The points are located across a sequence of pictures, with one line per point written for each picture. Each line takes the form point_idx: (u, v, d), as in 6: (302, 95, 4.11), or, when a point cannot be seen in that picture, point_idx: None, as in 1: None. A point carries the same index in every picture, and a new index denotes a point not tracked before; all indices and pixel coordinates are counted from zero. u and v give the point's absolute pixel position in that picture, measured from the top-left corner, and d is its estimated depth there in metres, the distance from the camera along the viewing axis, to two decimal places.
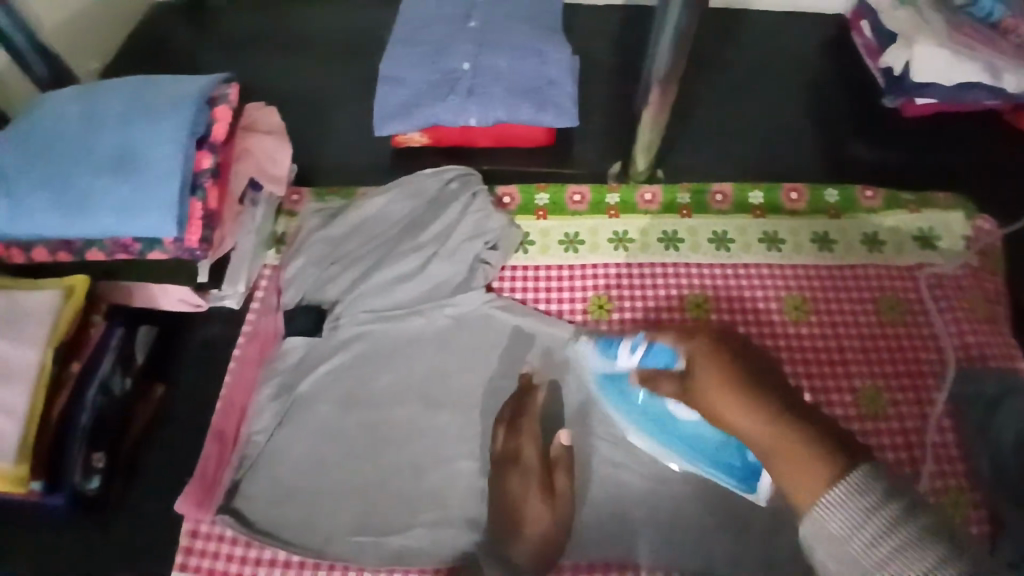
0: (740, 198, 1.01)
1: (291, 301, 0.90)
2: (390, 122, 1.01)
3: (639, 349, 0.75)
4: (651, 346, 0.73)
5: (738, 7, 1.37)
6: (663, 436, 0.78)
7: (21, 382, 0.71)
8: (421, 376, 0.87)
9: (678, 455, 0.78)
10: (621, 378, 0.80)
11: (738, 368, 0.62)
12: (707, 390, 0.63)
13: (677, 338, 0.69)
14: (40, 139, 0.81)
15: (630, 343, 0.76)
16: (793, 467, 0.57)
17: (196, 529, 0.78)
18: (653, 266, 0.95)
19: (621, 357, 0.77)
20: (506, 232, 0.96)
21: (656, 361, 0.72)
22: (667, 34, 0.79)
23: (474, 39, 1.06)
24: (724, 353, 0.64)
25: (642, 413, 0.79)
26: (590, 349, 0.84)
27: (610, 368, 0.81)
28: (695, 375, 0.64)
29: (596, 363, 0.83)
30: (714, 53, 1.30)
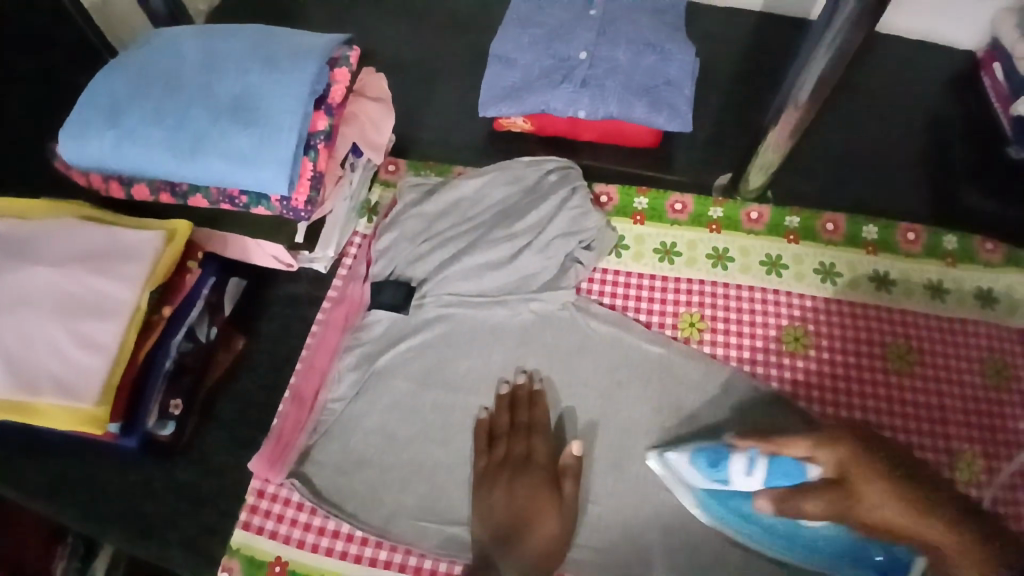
0: (852, 231, 0.96)
1: (380, 272, 0.89)
2: (498, 104, 0.99)
3: (758, 466, 0.69)
4: (772, 460, 0.69)
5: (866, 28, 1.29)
6: (795, 547, 0.72)
7: (115, 320, 0.70)
8: (500, 368, 0.84)
9: (818, 562, 0.71)
10: (734, 495, 0.72)
11: (886, 470, 0.65)
12: (860, 490, 0.65)
13: (813, 445, 0.68)
14: (158, 78, 0.81)
15: (746, 461, 0.69)
16: None
17: (263, 488, 0.78)
18: (751, 289, 0.91)
19: (735, 478, 0.70)
20: (602, 233, 0.93)
21: (783, 478, 0.68)
22: (826, 37, 0.77)
23: (592, 28, 1.02)
24: (869, 459, 0.66)
25: (746, 520, 0.73)
26: (683, 465, 0.74)
27: (715, 487, 0.72)
28: (851, 488, 0.65)
29: (697, 482, 0.74)
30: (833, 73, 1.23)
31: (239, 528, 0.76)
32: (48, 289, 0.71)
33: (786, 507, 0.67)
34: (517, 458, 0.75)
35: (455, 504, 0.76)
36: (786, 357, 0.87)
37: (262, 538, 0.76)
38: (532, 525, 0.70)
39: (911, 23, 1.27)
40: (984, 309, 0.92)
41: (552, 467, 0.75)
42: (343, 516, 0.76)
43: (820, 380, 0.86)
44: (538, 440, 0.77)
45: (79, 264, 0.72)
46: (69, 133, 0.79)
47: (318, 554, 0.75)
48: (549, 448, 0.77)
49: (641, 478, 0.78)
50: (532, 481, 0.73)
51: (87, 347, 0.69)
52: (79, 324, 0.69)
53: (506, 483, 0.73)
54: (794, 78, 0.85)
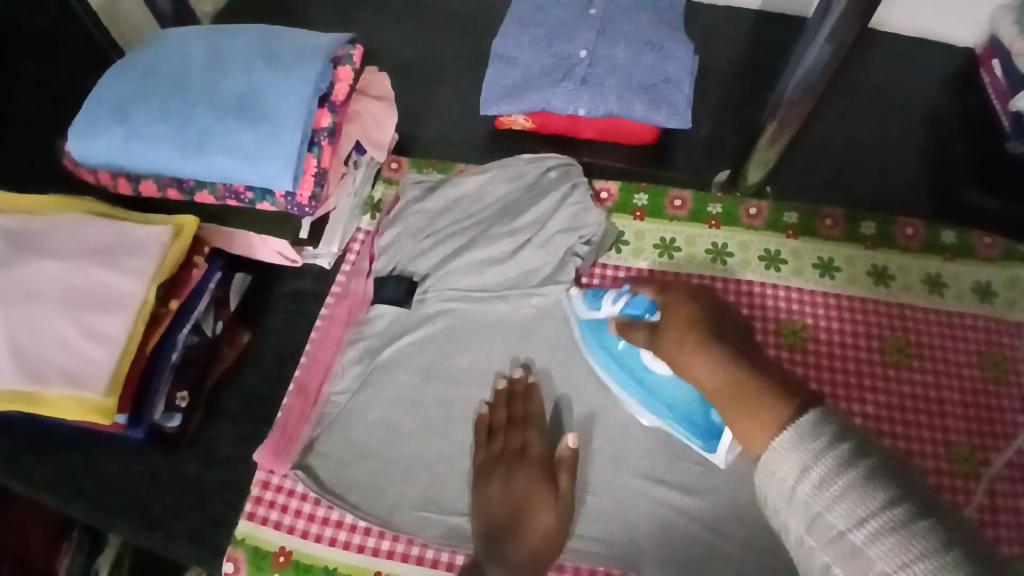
0: (850, 226, 0.97)
1: (383, 268, 0.90)
2: (500, 102, 1.00)
3: (621, 299, 0.78)
4: (635, 296, 0.77)
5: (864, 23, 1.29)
6: (639, 392, 0.79)
7: (122, 313, 0.71)
8: (501, 362, 0.85)
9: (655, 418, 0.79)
10: (603, 328, 0.81)
11: (708, 330, 0.68)
12: (672, 349, 0.69)
13: (658, 292, 0.74)
14: (166, 77, 0.82)
15: (616, 292, 0.79)
16: (742, 419, 0.58)
17: (268, 480, 0.79)
18: (750, 283, 0.92)
19: (603, 307, 0.80)
20: (602, 228, 0.94)
21: (635, 309, 0.76)
22: (824, 31, 0.78)
23: (593, 27, 1.03)
24: (697, 313, 0.70)
25: (618, 364, 0.80)
26: (578, 296, 0.85)
27: (592, 315, 0.82)
28: (664, 326, 0.71)
29: (581, 310, 0.84)
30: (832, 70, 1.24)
31: (244, 519, 0.77)
32: (58, 282, 0.72)
33: (622, 328, 0.77)
34: (512, 453, 0.76)
35: (456, 495, 0.77)
36: (784, 350, 0.88)
37: (266, 529, 0.77)
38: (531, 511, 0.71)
39: (910, 21, 1.27)
40: (981, 303, 0.93)
41: (547, 463, 0.75)
42: (346, 506, 0.77)
43: (818, 373, 0.87)
44: (532, 435, 0.77)
45: (88, 258, 0.74)
46: (78, 130, 0.81)
47: (322, 544, 0.76)
48: (543, 443, 0.77)
49: (639, 469, 0.79)
50: (527, 470, 0.74)
51: (95, 338, 0.70)
52: (88, 316, 0.71)
53: (500, 477, 0.74)
54: (792, 73, 0.86)
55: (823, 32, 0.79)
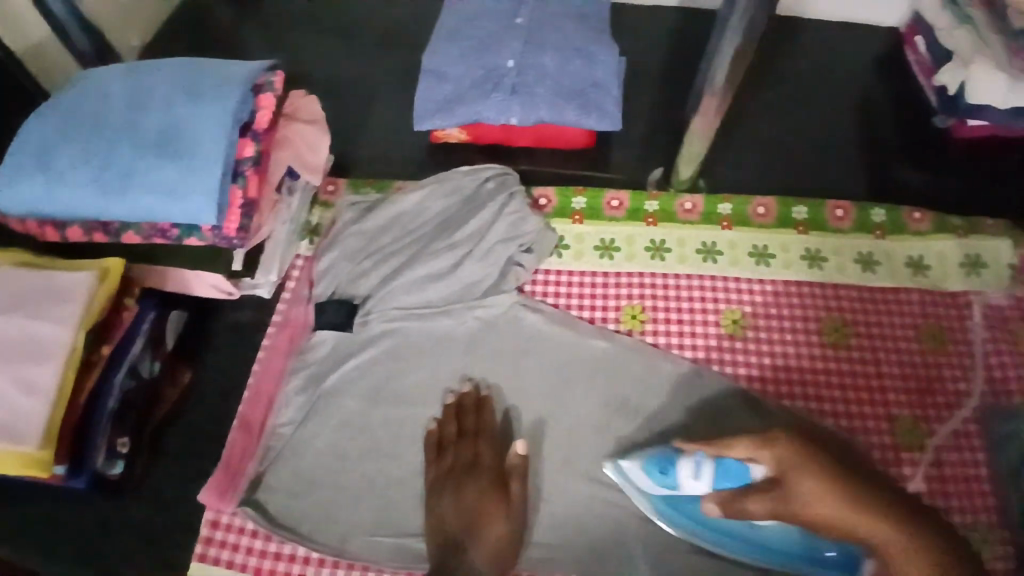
0: (783, 213, 0.99)
1: (322, 293, 0.89)
2: (431, 117, 1.00)
3: (705, 469, 0.71)
4: (719, 462, 0.70)
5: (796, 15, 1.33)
6: (736, 542, 0.74)
7: (51, 362, 0.70)
8: (448, 377, 0.85)
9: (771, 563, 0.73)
10: (690, 500, 0.74)
11: (831, 474, 0.64)
12: (811, 505, 0.63)
13: (758, 446, 0.67)
14: (83, 119, 0.81)
15: (693, 465, 0.71)
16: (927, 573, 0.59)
17: (216, 519, 0.78)
18: (690, 277, 0.93)
19: (686, 483, 0.72)
20: (542, 235, 0.94)
21: (729, 480, 0.69)
22: (732, 27, 0.80)
23: (519, 37, 1.04)
24: (813, 461, 0.65)
25: (713, 527, 0.74)
26: (636, 472, 0.75)
27: (668, 491, 0.74)
28: (793, 488, 0.64)
29: (652, 489, 0.74)
30: (761, 61, 1.26)
31: (195, 561, 0.76)
32: None
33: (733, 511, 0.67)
34: (463, 467, 0.76)
35: (409, 516, 0.77)
36: (726, 340, 0.89)
37: (218, 569, 0.75)
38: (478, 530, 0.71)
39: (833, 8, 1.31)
40: (912, 278, 0.96)
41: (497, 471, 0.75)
42: (300, 539, 0.76)
43: (760, 360, 0.88)
44: (479, 447, 0.77)
45: (11, 308, 0.73)
46: None
47: None
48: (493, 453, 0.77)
49: (591, 473, 0.80)
50: (479, 488, 0.73)
51: (24, 390, 0.69)
52: (15, 368, 0.70)
53: (453, 492, 0.74)
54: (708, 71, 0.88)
55: (735, 26, 0.80)
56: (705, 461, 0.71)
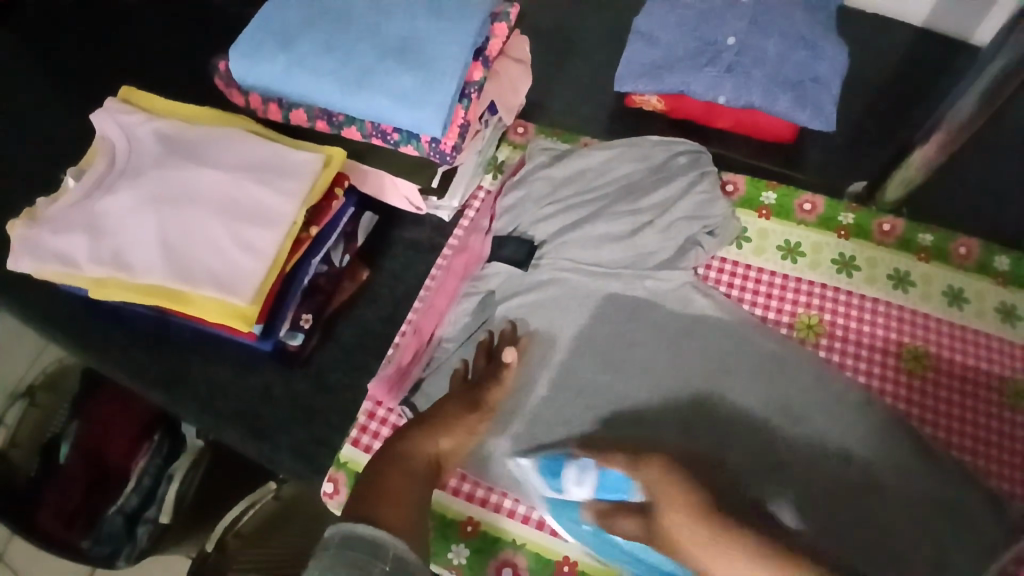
0: (984, 259, 0.93)
1: (503, 228, 0.91)
2: (636, 80, 1.00)
3: (588, 475, 0.72)
4: (602, 474, 0.71)
5: None
6: (625, 556, 0.72)
7: (274, 229, 0.75)
8: (610, 339, 0.86)
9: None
10: (572, 507, 0.73)
11: (706, 512, 0.66)
12: (677, 533, 0.65)
13: (629, 464, 0.71)
14: (332, 12, 0.85)
15: (578, 471, 0.72)
16: None
17: (373, 411, 0.83)
18: (876, 301, 0.89)
19: (569, 488, 0.73)
20: (727, 222, 0.92)
21: (610, 492, 0.70)
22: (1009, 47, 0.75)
23: (744, 15, 1.00)
24: (682, 485, 0.68)
25: (601, 538, 0.73)
26: (533, 468, 0.76)
27: (556, 496, 0.74)
28: (657, 517, 0.67)
29: (543, 491, 0.76)
30: None
31: (348, 444, 0.82)
32: (215, 191, 0.77)
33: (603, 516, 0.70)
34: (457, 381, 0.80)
35: (551, 457, 0.79)
36: (903, 374, 0.85)
37: (368, 456, 0.81)
38: (423, 445, 0.72)
39: None
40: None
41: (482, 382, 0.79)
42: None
43: (932, 403, 0.84)
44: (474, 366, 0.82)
45: (245, 172, 0.78)
46: (242, 50, 0.84)
47: None
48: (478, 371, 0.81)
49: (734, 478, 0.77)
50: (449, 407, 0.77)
51: (246, 249, 0.74)
52: (240, 227, 0.75)
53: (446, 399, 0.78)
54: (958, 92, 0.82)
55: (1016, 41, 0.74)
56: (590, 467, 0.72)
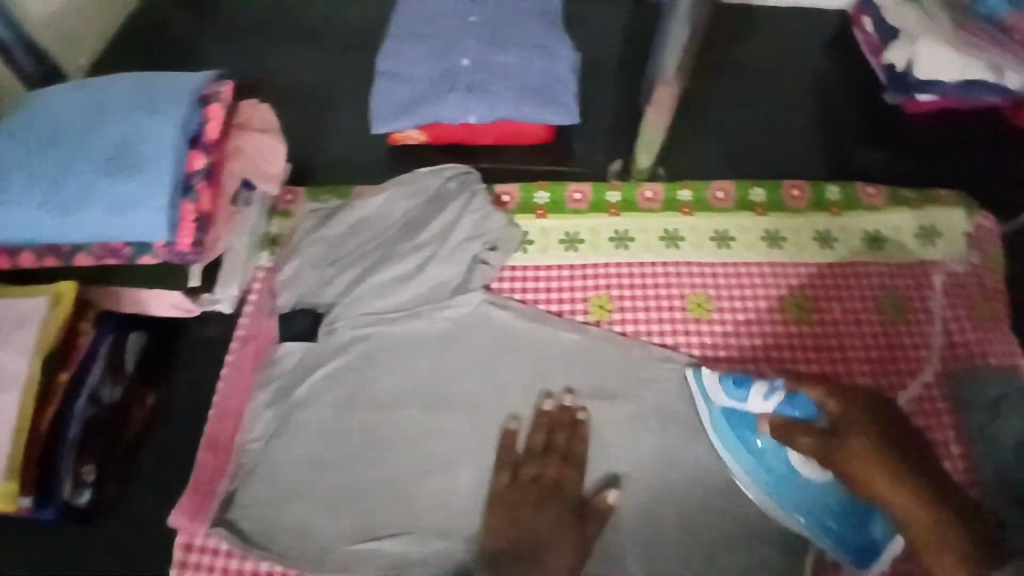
0: (741, 196, 1.01)
1: (286, 304, 0.87)
2: (394, 119, 0.99)
3: (777, 394, 0.76)
4: (794, 393, 0.75)
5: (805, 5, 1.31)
6: (782, 482, 0.76)
7: (11, 392, 0.69)
8: (422, 381, 0.83)
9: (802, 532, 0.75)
10: (746, 422, 0.78)
11: (889, 444, 0.69)
12: (853, 462, 0.69)
13: (829, 391, 0.74)
14: (32, 136, 0.78)
15: (769, 386, 0.76)
16: (925, 545, 0.64)
17: (189, 542, 0.76)
18: (655, 265, 0.95)
19: (755, 399, 0.77)
20: (507, 232, 0.93)
21: (796, 407, 0.75)
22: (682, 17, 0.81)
23: (479, 35, 1.04)
24: (875, 424, 0.71)
25: (759, 463, 0.77)
26: (715, 382, 0.80)
27: (733, 407, 0.78)
28: (845, 438, 0.70)
29: (716, 399, 0.79)
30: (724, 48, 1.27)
31: None
32: None
33: (784, 431, 0.74)
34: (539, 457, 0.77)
35: (387, 518, 0.76)
36: (693, 323, 0.90)
37: None
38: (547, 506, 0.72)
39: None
40: (868, 255, 0.97)
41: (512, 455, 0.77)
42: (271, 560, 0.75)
43: (726, 342, 0.90)
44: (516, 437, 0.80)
45: None
46: None
47: None
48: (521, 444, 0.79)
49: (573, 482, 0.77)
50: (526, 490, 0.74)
51: None
52: None
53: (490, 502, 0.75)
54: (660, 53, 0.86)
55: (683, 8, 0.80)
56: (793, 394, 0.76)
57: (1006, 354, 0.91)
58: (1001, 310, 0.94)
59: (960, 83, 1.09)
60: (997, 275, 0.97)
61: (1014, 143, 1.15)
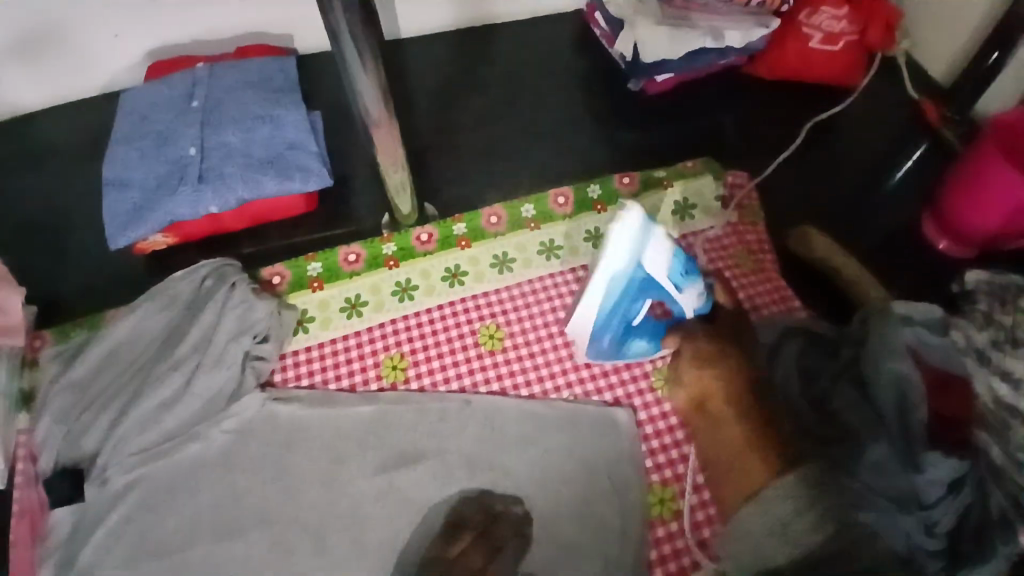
0: (513, 216, 1.01)
1: (48, 465, 0.80)
2: (124, 231, 0.93)
3: (691, 283, 0.79)
4: (695, 277, 0.79)
5: (553, 10, 1.31)
6: (621, 300, 0.80)
7: None
8: (212, 509, 0.79)
9: (599, 314, 0.82)
10: (650, 277, 0.76)
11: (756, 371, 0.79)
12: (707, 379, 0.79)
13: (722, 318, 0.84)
14: None
15: (690, 270, 0.78)
16: (745, 458, 0.74)
17: None
18: (440, 309, 0.94)
19: (669, 273, 0.76)
20: (277, 319, 0.88)
21: (691, 284, 0.79)
22: (351, 59, 0.78)
23: (199, 120, 1.00)
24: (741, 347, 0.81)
25: (620, 295, 0.79)
26: (656, 235, 0.73)
27: (644, 272, 0.76)
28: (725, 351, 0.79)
29: (635, 250, 0.74)
30: (477, 58, 1.26)
31: None
32: None
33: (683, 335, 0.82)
34: None
35: None
36: (488, 357, 0.90)
37: None
38: None
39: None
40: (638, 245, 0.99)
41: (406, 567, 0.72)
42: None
43: (524, 367, 0.89)
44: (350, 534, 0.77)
45: None
46: None
47: None
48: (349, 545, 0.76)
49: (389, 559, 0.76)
50: None
51: None
52: None
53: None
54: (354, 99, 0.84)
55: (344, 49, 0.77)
56: (698, 297, 0.81)
57: (780, 302, 0.93)
58: (771, 262, 0.98)
59: (686, 55, 1.14)
60: (757, 227, 1.02)
61: (754, 95, 1.21)
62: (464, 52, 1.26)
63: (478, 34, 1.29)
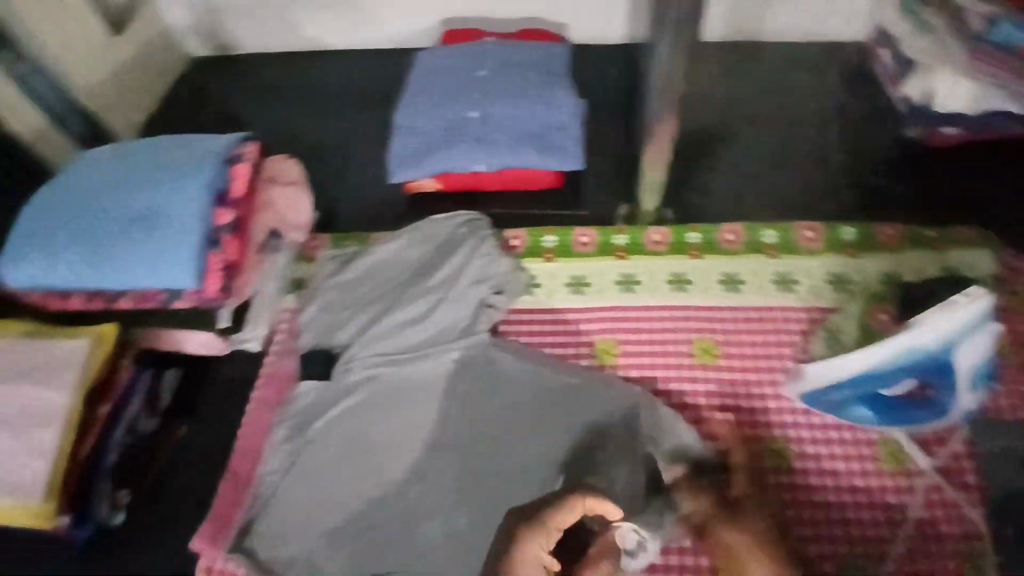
0: (752, 238, 1.01)
1: (306, 344, 0.95)
2: (406, 168, 1.06)
3: (974, 393, 0.80)
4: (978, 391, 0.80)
5: (831, 39, 1.25)
6: (907, 367, 0.78)
7: (52, 425, 0.79)
8: (423, 422, 0.88)
9: (873, 366, 0.79)
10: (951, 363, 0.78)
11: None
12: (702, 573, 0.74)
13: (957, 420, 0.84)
14: (84, 199, 0.90)
15: (980, 383, 0.80)
16: None
17: (210, 566, 0.83)
18: (661, 308, 0.96)
19: (968, 372, 0.78)
20: (513, 276, 0.98)
21: (972, 393, 0.80)
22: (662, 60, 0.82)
23: (483, 87, 1.10)
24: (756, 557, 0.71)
25: (912, 362, 0.78)
26: (981, 331, 0.78)
27: (950, 357, 0.77)
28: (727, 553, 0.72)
29: (960, 331, 0.77)
30: (737, 75, 1.24)
31: None
32: None
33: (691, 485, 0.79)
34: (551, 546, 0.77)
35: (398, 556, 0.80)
36: (699, 370, 0.92)
37: None
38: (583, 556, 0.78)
39: (844, 32, 1.24)
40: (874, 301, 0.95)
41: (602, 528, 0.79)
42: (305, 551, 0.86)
43: (733, 390, 0.90)
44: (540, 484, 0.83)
45: (19, 378, 0.83)
46: (7, 257, 0.90)
47: None
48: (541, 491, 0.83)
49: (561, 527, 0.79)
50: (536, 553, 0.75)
51: (32, 453, 0.79)
52: (26, 434, 0.80)
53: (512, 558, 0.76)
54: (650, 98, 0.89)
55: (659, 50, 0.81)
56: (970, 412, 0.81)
57: None
58: None
59: (986, 112, 1.05)
60: None
61: None
62: (725, 68, 1.25)
63: (743, 51, 1.27)
